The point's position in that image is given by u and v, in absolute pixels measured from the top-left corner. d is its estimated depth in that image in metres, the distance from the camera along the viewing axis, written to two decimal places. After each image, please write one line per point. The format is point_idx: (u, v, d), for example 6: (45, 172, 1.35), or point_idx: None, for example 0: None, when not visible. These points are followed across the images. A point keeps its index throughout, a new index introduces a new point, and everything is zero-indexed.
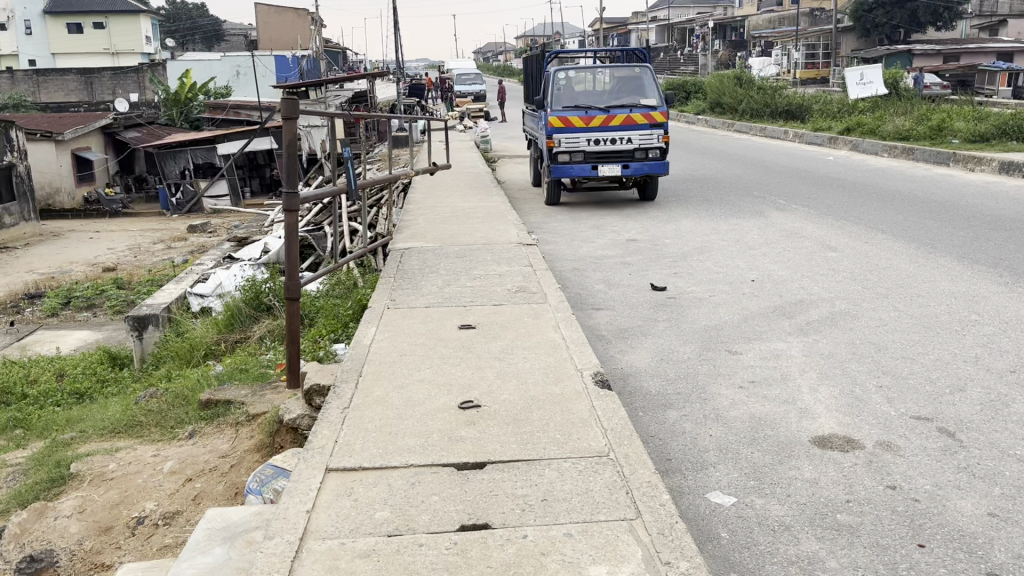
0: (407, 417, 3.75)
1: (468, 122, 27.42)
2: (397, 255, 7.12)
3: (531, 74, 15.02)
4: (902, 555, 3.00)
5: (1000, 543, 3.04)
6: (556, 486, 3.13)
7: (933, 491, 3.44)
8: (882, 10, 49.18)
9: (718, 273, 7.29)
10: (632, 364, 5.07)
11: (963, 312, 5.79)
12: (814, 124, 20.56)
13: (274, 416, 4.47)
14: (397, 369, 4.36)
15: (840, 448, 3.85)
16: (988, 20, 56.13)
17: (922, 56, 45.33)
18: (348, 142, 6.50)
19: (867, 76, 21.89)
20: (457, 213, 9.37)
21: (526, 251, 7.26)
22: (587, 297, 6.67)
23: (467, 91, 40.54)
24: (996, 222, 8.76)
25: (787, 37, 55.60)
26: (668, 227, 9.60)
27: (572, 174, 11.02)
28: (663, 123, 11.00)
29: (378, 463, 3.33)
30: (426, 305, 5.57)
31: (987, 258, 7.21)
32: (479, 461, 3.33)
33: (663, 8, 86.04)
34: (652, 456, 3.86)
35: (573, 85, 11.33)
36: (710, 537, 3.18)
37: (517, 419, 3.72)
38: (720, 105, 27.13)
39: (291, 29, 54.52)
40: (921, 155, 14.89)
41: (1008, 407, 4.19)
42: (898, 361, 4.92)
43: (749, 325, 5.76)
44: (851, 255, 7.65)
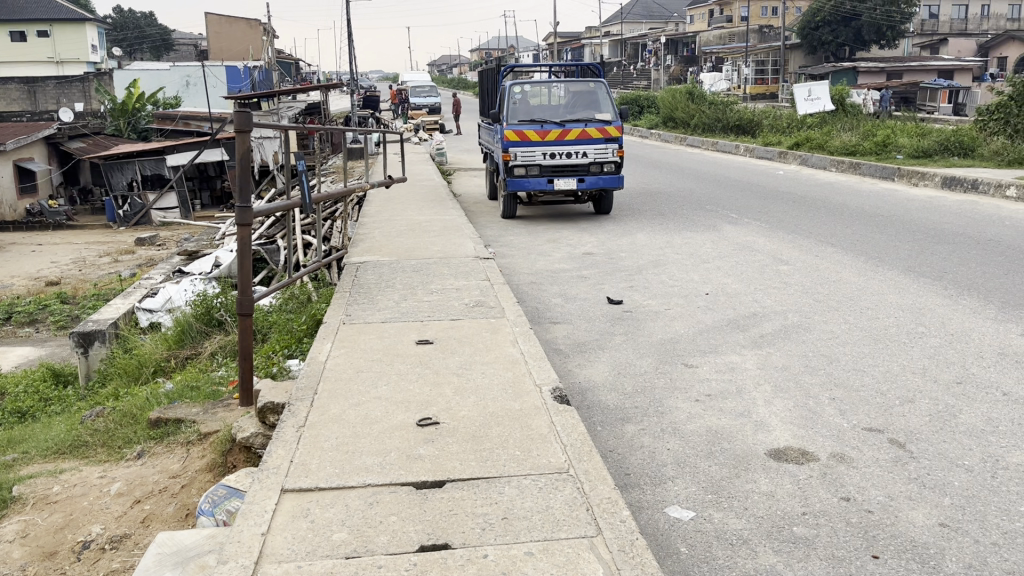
0: (364, 436, 3.70)
1: (424, 135, 27.42)
2: (352, 270, 7.04)
3: (486, 89, 15.09)
4: (856, 566, 3.04)
5: (951, 553, 3.10)
6: (517, 503, 3.11)
7: (885, 502, 3.50)
8: (828, 28, 50.73)
9: (673, 286, 7.36)
10: (589, 378, 5.08)
11: (910, 324, 5.92)
12: (764, 139, 20.98)
13: (226, 435, 4.38)
14: (353, 386, 4.30)
15: (794, 461, 3.89)
16: (928, 38, 58.25)
17: (866, 73, 46.70)
18: (303, 154, 6.38)
19: (815, 92, 22.33)
20: (413, 226, 9.31)
21: (483, 264, 7.24)
22: (544, 311, 6.67)
23: (423, 103, 40.65)
24: (940, 237, 9.00)
25: (737, 54, 56.91)
26: (624, 240, 9.67)
27: (528, 187, 11.01)
28: (617, 137, 11.11)
29: (335, 483, 3.27)
30: (382, 321, 5.51)
31: (933, 272, 7.39)
32: (438, 480, 3.29)
33: (616, 23, 87.18)
34: (611, 470, 3.86)
35: (528, 99, 11.42)
36: (670, 552, 3.18)
37: (476, 436, 3.70)
38: (673, 119, 27.51)
39: (243, 39, 54.08)
40: (867, 170, 15.27)
41: (955, 418, 4.29)
42: (850, 373, 5.00)
43: (704, 338, 5.83)
44: (801, 268, 7.79)
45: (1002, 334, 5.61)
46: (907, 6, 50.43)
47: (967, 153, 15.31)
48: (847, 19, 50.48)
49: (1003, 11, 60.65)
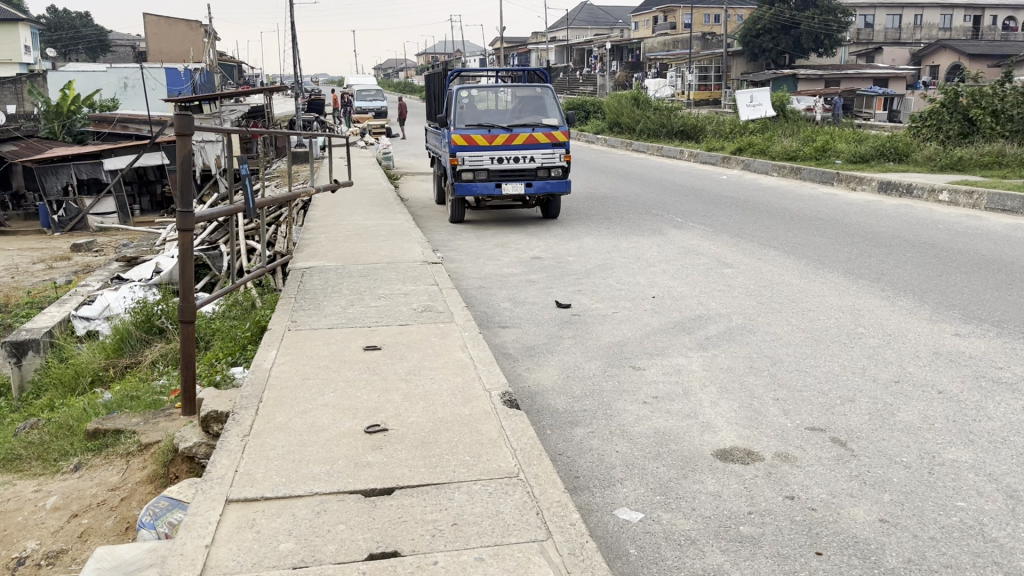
0: (311, 443, 3.64)
1: (371, 139, 27.17)
2: (298, 275, 6.94)
3: (432, 92, 15.05)
4: (801, 563, 3.09)
5: (891, 548, 3.17)
6: (466, 509, 3.09)
7: (828, 499, 3.57)
8: (769, 36, 51.81)
9: (621, 289, 7.43)
10: (539, 382, 5.09)
11: (850, 325, 6.07)
12: (708, 144, 21.29)
13: (168, 445, 4.28)
14: (299, 393, 4.23)
15: (740, 461, 3.95)
16: (864, 48, 60.09)
17: (806, 80, 47.81)
18: (246, 159, 6.26)
19: (756, 98, 22.74)
20: (360, 231, 9.22)
21: (432, 269, 7.20)
22: (493, 315, 6.67)
23: (369, 107, 40.27)
24: (877, 240, 9.25)
25: (681, 60, 57.74)
26: (571, 244, 9.71)
27: (476, 192, 11.00)
28: (564, 142, 11.18)
29: (282, 492, 3.21)
30: (328, 327, 5.43)
31: (871, 275, 7.58)
32: (387, 487, 3.26)
33: (562, 28, 87.71)
34: (560, 474, 3.87)
35: (476, 104, 11.41)
36: (619, 554, 3.20)
37: (425, 442, 3.67)
38: (618, 125, 27.80)
39: (183, 40, 53.01)
40: (807, 175, 15.63)
41: (894, 416, 4.40)
42: (792, 374, 5.10)
43: (651, 340, 5.89)
44: (745, 271, 7.93)
45: (936, 333, 5.78)
46: (843, 15, 51.72)
47: (901, 158, 15.71)
48: (787, 28, 51.46)
49: (935, 20, 62.55)
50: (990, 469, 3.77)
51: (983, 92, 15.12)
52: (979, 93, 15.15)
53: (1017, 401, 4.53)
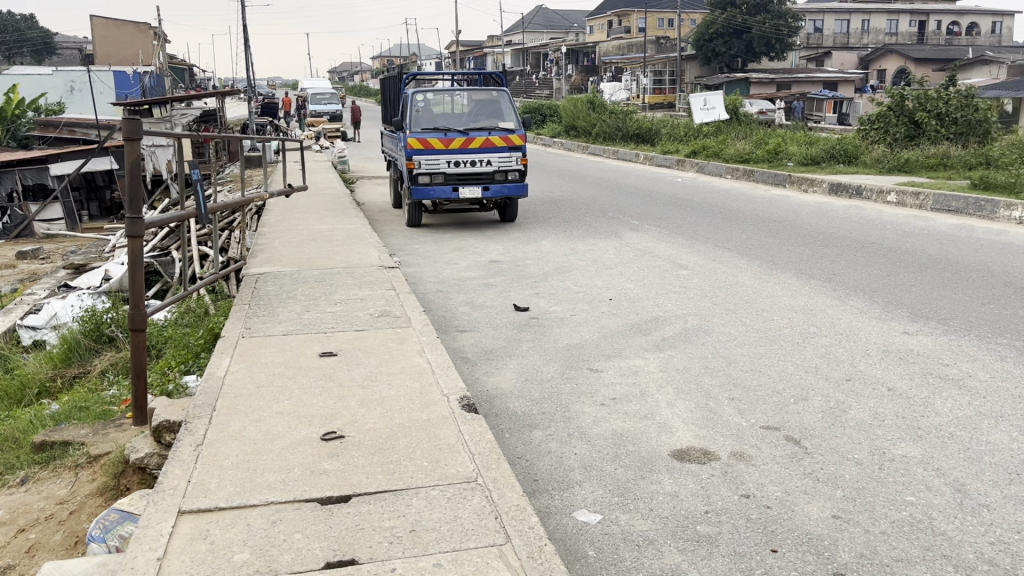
0: (266, 452, 3.59)
1: (326, 143, 26.95)
2: (251, 281, 6.85)
3: (387, 96, 14.97)
4: (757, 561, 3.13)
5: (844, 544, 3.23)
6: (425, 515, 3.07)
7: (783, 497, 3.63)
8: (721, 40, 52.47)
9: (578, 292, 7.46)
10: (498, 386, 5.08)
11: (803, 324, 6.17)
12: (663, 147, 21.51)
13: (118, 456, 4.19)
14: (253, 401, 4.17)
15: (697, 461, 3.99)
16: (814, 52, 61.34)
17: (758, 83, 48.61)
18: (197, 163, 6.15)
19: (710, 102, 23.02)
20: (316, 235, 9.13)
21: (388, 273, 7.15)
22: (451, 319, 6.65)
23: (323, 110, 39.88)
24: (828, 241, 9.42)
25: (636, 64, 58.30)
26: (529, 247, 9.72)
27: (433, 196, 10.96)
28: (521, 145, 11.20)
29: (236, 502, 3.16)
30: (283, 334, 5.36)
31: (822, 275, 7.72)
32: (343, 494, 3.23)
33: (517, 32, 87.87)
34: (519, 477, 3.87)
35: (431, 107, 11.37)
36: (578, 555, 3.21)
37: (382, 448, 3.64)
38: (575, 128, 27.95)
39: (132, 43, 51.98)
40: (760, 177, 15.88)
41: (846, 414, 4.49)
42: (746, 373, 5.17)
43: (608, 343, 5.92)
44: (700, 272, 8.02)
45: (885, 331, 5.90)
46: (793, 20, 52.69)
47: (851, 160, 15.95)
48: (738, 32, 52.21)
49: (881, 25, 64.08)
50: (938, 463, 3.86)
51: (927, 96, 15.53)
52: (924, 97, 15.55)
53: (963, 397, 4.64)
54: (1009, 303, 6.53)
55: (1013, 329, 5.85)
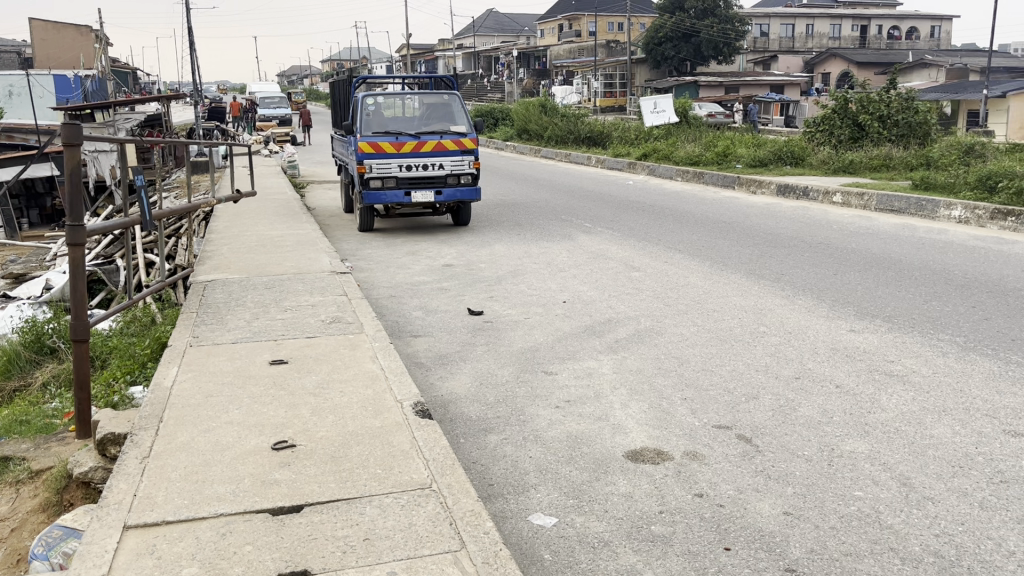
0: (215, 463, 3.52)
1: (276, 147, 26.60)
2: (199, 289, 6.72)
3: (337, 100, 14.83)
4: (710, 560, 3.16)
5: (795, 540, 3.28)
6: (378, 523, 3.04)
7: (735, 495, 3.67)
8: (670, 44, 53.06)
9: (532, 295, 7.47)
10: (452, 390, 5.06)
11: (753, 324, 6.26)
12: (614, 150, 21.69)
13: (61, 471, 4.08)
14: (201, 412, 4.09)
15: (651, 461, 4.02)
16: (760, 55, 62.46)
17: (707, 86, 49.35)
18: (141, 169, 6.01)
19: (660, 105, 23.25)
20: (266, 241, 8.99)
21: (340, 279, 7.08)
22: (404, 324, 6.60)
23: (272, 115, 39.39)
24: (776, 241, 9.57)
25: (586, 67, 58.75)
26: (482, 251, 9.71)
27: (385, 200, 10.88)
28: (473, 149, 11.18)
29: (184, 515, 3.09)
30: (232, 342, 5.27)
31: (771, 275, 7.85)
32: (296, 504, 3.18)
33: (468, 36, 87.85)
34: (474, 482, 3.85)
35: (382, 111, 11.29)
36: (534, 559, 3.20)
37: (336, 456, 3.60)
38: (527, 132, 28.03)
39: (72, 47, 50.75)
40: (710, 179, 16.09)
41: (796, 411, 4.56)
42: (698, 373, 5.23)
43: (562, 345, 5.94)
44: (652, 274, 8.09)
45: (833, 330, 6.02)
46: (740, 24, 53.59)
47: (797, 161, 16.24)
48: (687, 36, 52.89)
49: (824, 29, 65.59)
50: (884, 458, 3.94)
51: (870, 99, 15.91)
52: (867, 100, 15.94)
53: (907, 393, 4.75)
54: (951, 300, 6.70)
55: (954, 325, 6.02)
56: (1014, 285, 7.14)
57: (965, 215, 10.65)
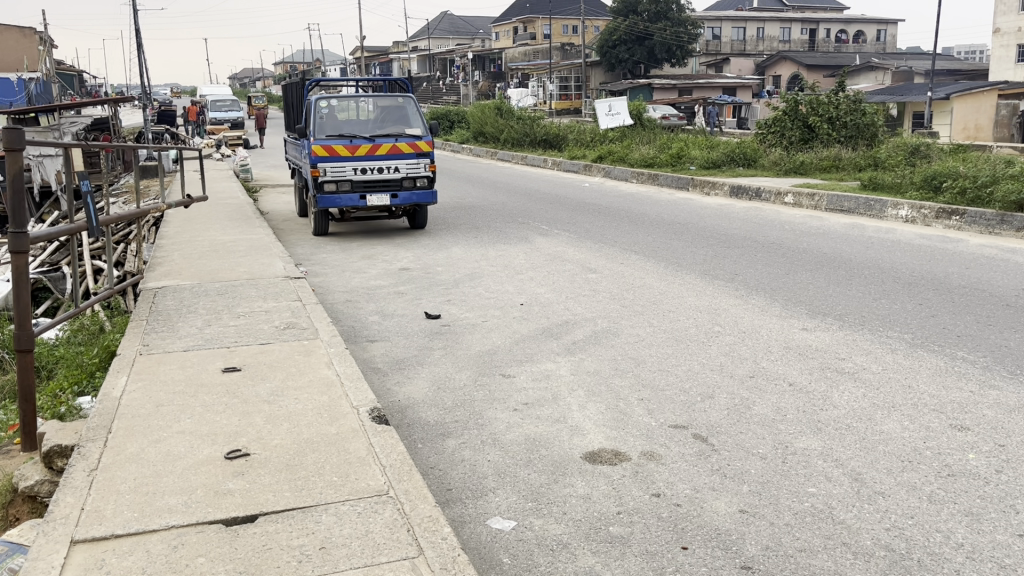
0: (166, 474, 3.45)
1: (228, 151, 26.25)
2: (149, 296, 6.59)
3: (290, 103, 14.68)
4: (668, 560, 3.18)
5: (750, 537, 3.32)
6: (335, 531, 3.00)
7: (692, 494, 3.70)
8: (624, 47, 53.55)
9: (489, 298, 7.46)
10: (409, 395, 5.02)
11: (708, 324, 6.33)
12: (570, 152, 21.79)
13: (7, 485, 3.97)
14: (152, 422, 4.00)
15: (609, 462, 4.04)
16: (713, 58, 63.33)
17: (660, 89, 49.90)
18: (88, 174, 5.88)
19: (614, 107, 23.40)
20: (218, 246, 8.84)
21: (294, 285, 7.00)
22: (360, 329, 6.54)
23: (225, 118, 38.85)
24: (729, 242, 9.69)
25: (541, 70, 59.00)
26: (439, 254, 9.68)
27: (340, 204, 10.78)
28: (428, 152, 11.16)
29: (134, 528, 3.02)
30: (184, 350, 5.17)
31: (725, 275, 7.95)
32: (250, 514, 3.13)
33: (423, 38, 87.59)
34: (432, 488, 3.83)
35: (336, 114, 11.20)
36: (493, 563, 3.19)
37: (290, 464, 3.55)
38: (483, 134, 28.04)
39: (15, 49, 49.54)
40: (664, 180, 16.26)
41: (750, 410, 4.62)
42: (655, 373, 5.27)
43: (520, 348, 5.94)
44: (608, 275, 8.14)
45: (785, 329, 6.11)
46: (693, 28, 54.26)
47: (750, 163, 16.48)
48: (641, 39, 53.39)
49: (775, 33, 66.66)
50: (836, 454, 4.01)
51: (819, 101, 16.22)
52: (816, 102, 16.25)
53: (858, 389, 4.84)
54: (899, 298, 6.85)
55: (902, 322, 6.14)
56: (960, 283, 7.32)
57: (912, 214, 10.89)
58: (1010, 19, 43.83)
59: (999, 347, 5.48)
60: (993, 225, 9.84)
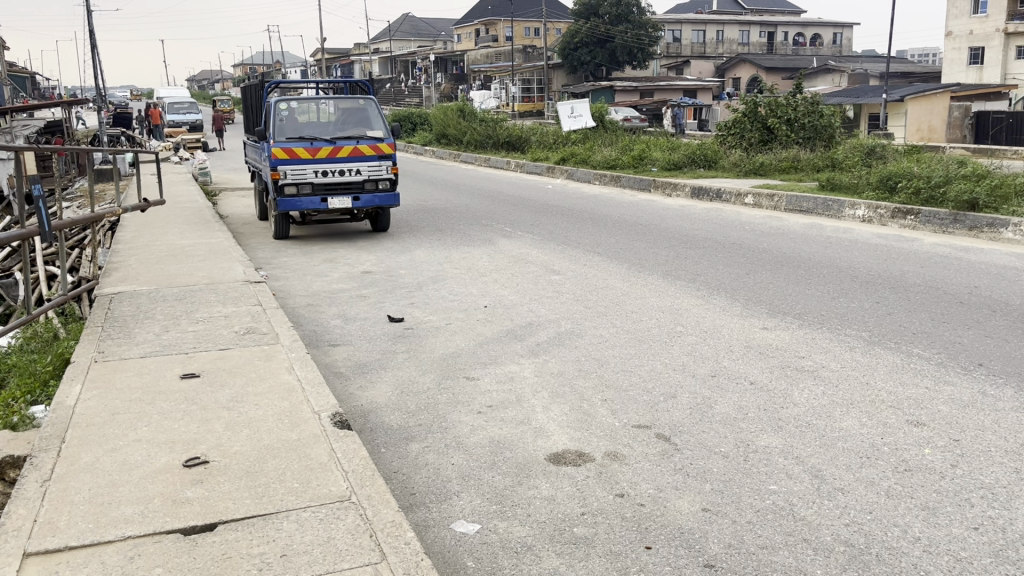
0: (122, 483, 3.38)
1: (187, 154, 25.89)
2: (105, 301, 6.46)
3: (249, 105, 14.51)
4: (632, 559, 3.19)
5: (713, 536, 3.34)
6: (296, 538, 2.97)
7: (655, 494, 3.72)
8: (586, 49, 53.85)
9: (453, 301, 7.44)
10: (372, 399, 4.99)
11: (670, 324, 6.37)
12: (533, 154, 21.82)
13: None
14: (107, 430, 3.92)
15: (573, 463, 4.04)
16: (674, 61, 63.99)
17: (622, 91, 50.26)
18: (40, 178, 5.74)
19: (577, 109, 23.48)
20: (176, 251, 8.71)
21: (254, 289, 6.91)
22: (322, 334, 6.48)
23: (182, 120, 38.31)
24: (691, 242, 9.77)
25: (504, 72, 59.09)
26: (402, 257, 9.63)
27: (301, 207, 10.69)
28: (390, 154, 11.10)
29: (89, 539, 2.95)
30: (141, 356, 5.08)
31: (687, 275, 8.02)
32: (208, 522, 3.08)
33: (384, 40, 87.15)
34: (396, 492, 3.80)
35: (296, 116, 11.09)
36: (456, 567, 3.18)
37: (250, 471, 3.50)
38: (445, 136, 27.99)
39: None
40: (627, 182, 16.37)
41: (712, 409, 4.66)
42: (618, 374, 5.30)
43: (484, 350, 5.93)
44: (572, 277, 8.16)
45: (746, 328, 6.18)
46: (654, 30, 54.69)
47: (710, 164, 16.65)
48: (602, 42, 53.70)
49: (734, 36, 67.49)
50: (797, 451, 4.06)
51: (778, 103, 16.46)
52: (775, 104, 16.46)
53: (818, 387, 4.91)
54: (857, 297, 6.96)
55: (860, 320, 6.25)
56: (915, 281, 7.46)
57: (869, 214, 11.08)
58: (962, 22, 44.84)
59: (954, 344, 5.59)
60: (947, 225, 10.06)
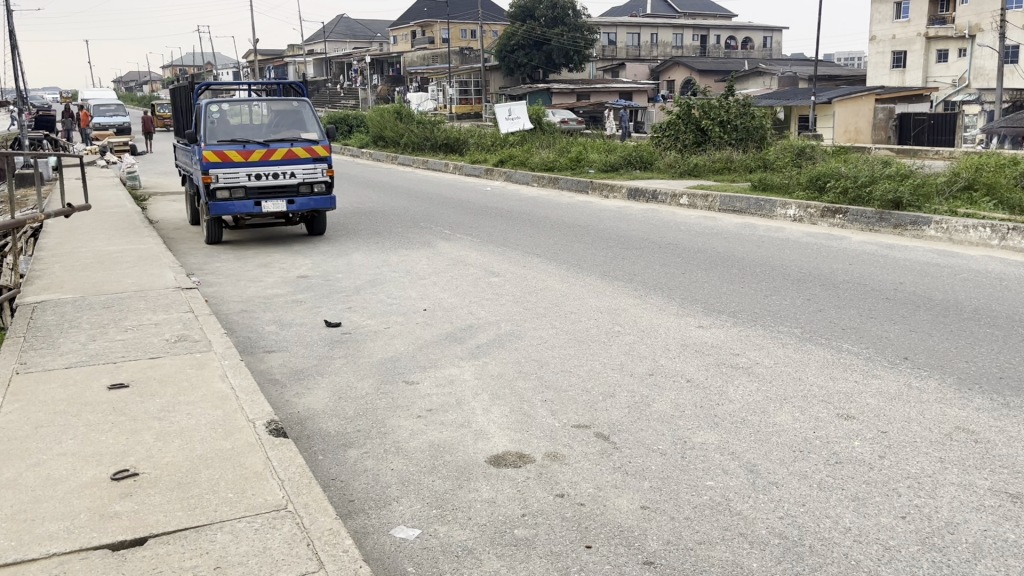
0: (46, 499, 3.26)
1: (114, 156, 25.14)
2: (27, 310, 6.23)
3: (179, 107, 14.19)
4: (572, 559, 3.20)
5: (652, 533, 3.38)
6: (231, 549, 2.90)
7: (594, 493, 3.74)
8: (523, 52, 54.06)
9: (391, 304, 7.38)
10: (309, 406, 4.90)
11: (609, 324, 6.42)
12: (471, 156, 21.80)
13: None
14: (29, 444, 3.78)
15: (513, 465, 4.04)
16: (610, 64, 64.73)
17: (559, 93, 50.56)
18: None
19: (514, 112, 23.41)
20: (103, 257, 8.44)
21: (185, 296, 6.74)
22: (257, 340, 6.36)
23: (107, 123, 37.18)
24: (627, 243, 9.88)
25: (441, 74, 58.92)
26: (339, 261, 9.50)
27: (234, 211, 10.47)
28: (325, 157, 10.95)
29: (9, 559, 2.83)
30: (66, 367, 4.91)
31: (624, 275, 8.10)
32: (138, 537, 2.98)
33: (318, 41, 85.84)
34: (334, 500, 3.75)
35: (228, 118, 10.87)
36: (396, 573, 3.15)
37: (182, 483, 3.41)
38: (382, 138, 27.79)
39: None
40: (564, 184, 16.47)
41: (650, 407, 4.71)
42: (558, 375, 5.32)
43: (423, 354, 5.89)
44: (510, 278, 8.18)
45: (682, 327, 6.26)
46: (590, 33, 55.15)
47: (646, 166, 16.86)
48: (538, 44, 53.88)
49: (668, 39, 68.58)
50: (733, 447, 4.14)
51: (711, 106, 16.80)
52: (708, 107, 16.79)
53: (752, 383, 5.01)
54: (789, 295, 7.13)
55: (792, 317, 6.40)
56: (844, 278, 7.66)
57: (799, 214, 11.36)
58: (885, 27, 46.44)
59: (880, 339, 5.76)
60: (873, 223, 10.40)
